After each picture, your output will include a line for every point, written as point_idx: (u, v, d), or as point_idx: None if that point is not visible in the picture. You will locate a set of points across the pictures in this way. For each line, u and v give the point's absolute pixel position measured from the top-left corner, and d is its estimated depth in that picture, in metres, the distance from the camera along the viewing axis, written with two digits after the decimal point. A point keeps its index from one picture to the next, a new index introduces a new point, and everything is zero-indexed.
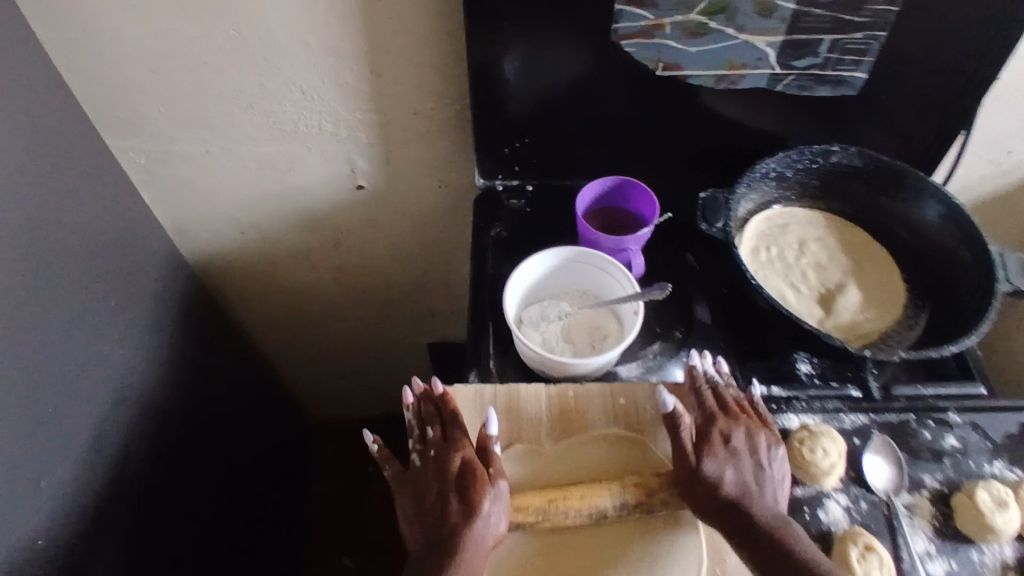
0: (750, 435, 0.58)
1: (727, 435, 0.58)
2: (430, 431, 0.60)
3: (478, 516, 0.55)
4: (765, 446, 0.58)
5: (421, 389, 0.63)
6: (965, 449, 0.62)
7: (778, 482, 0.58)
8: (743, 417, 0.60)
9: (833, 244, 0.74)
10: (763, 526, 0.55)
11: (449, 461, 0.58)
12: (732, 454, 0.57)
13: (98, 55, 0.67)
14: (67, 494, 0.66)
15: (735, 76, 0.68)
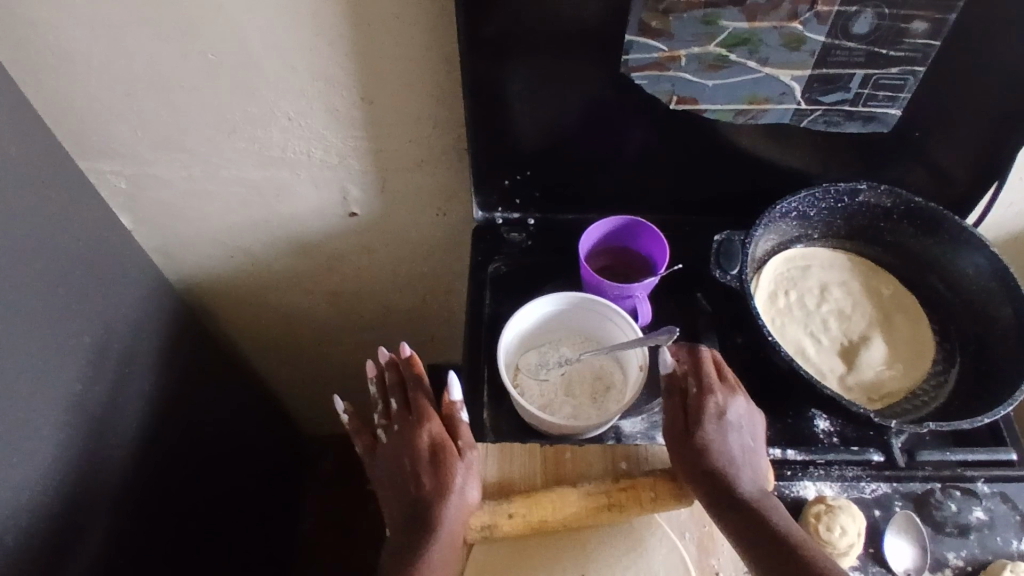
0: (735, 404, 0.58)
1: (722, 406, 0.57)
2: (395, 402, 0.62)
3: (451, 489, 0.57)
4: (744, 413, 0.58)
5: (387, 358, 0.64)
6: (993, 524, 0.57)
7: (756, 449, 0.58)
8: (735, 387, 0.59)
9: (856, 289, 0.69)
10: (745, 498, 0.55)
11: (417, 434, 0.59)
12: (719, 425, 0.57)
13: (69, 77, 0.63)
14: (38, 546, 0.62)
15: (756, 111, 0.63)
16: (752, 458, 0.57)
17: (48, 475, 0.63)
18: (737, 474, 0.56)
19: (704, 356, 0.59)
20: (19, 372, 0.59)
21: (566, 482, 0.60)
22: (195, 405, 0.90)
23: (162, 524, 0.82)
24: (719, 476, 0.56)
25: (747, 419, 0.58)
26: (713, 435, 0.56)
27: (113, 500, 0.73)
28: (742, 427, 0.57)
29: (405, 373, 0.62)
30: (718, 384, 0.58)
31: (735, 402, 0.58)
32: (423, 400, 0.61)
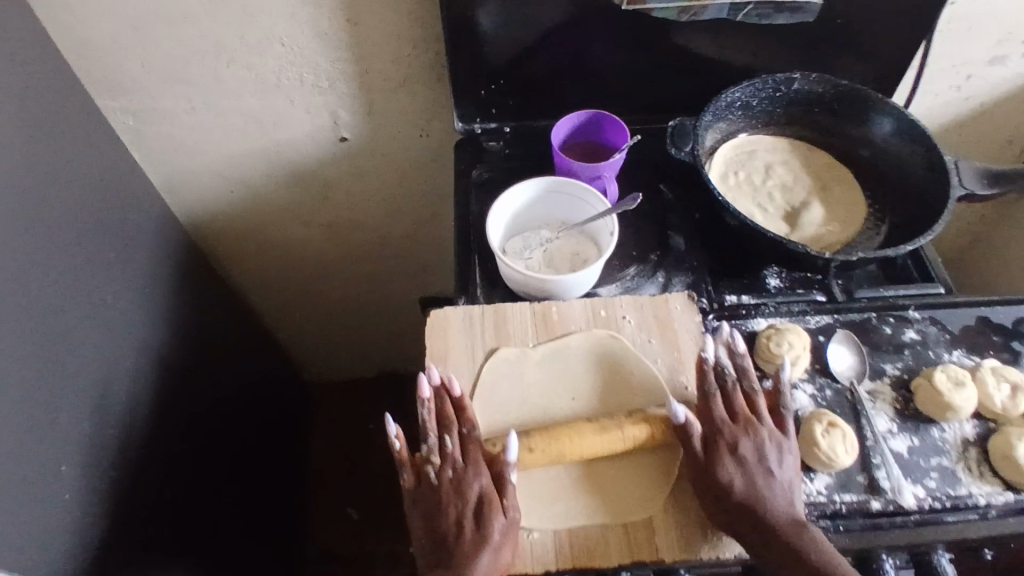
0: (755, 441, 0.57)
1: (735, 443, 0.57)
2: (447, 442, 0.58)
3: (487, 544, 0.53)
4: (772, 448, 0.57)
5: (438, 384, 0.60)
6: (925, 341, 0.66)
7: (794, 484, 0.56)
8: (755, 422, 0.58)
9: (797, 166, 0.78)
10: (781, 534, 0.53)
11: (463, 483, 0.56)
12: (739, 464, 0.56)
13: (80, 15, 0.70)
14: (81, 441, 0.70)
15: (697, 8, 0.71)
16: (789, 493, 0.55)
17: (79, 376, 0.70)
18: (775, 510, 0.54)
19: (713, 395, 0.59)
20: (42, 283, 0.66)
21: (554, 334, 0.66)
22: (205, 338, 0.98)
23: (184, 441, 0.90)
24: (752, 512, 0.54)
25: (780, 454, 0.57)
26: (737, 474, 0.55)
27: (135, 413, 0.80)
28: (773, 463, 0.56)
29: (455, 416, 0.59)
30: (736, 426, 0.58)
31: (756, 443, 0.57)
32: (473, 449, 0.58)
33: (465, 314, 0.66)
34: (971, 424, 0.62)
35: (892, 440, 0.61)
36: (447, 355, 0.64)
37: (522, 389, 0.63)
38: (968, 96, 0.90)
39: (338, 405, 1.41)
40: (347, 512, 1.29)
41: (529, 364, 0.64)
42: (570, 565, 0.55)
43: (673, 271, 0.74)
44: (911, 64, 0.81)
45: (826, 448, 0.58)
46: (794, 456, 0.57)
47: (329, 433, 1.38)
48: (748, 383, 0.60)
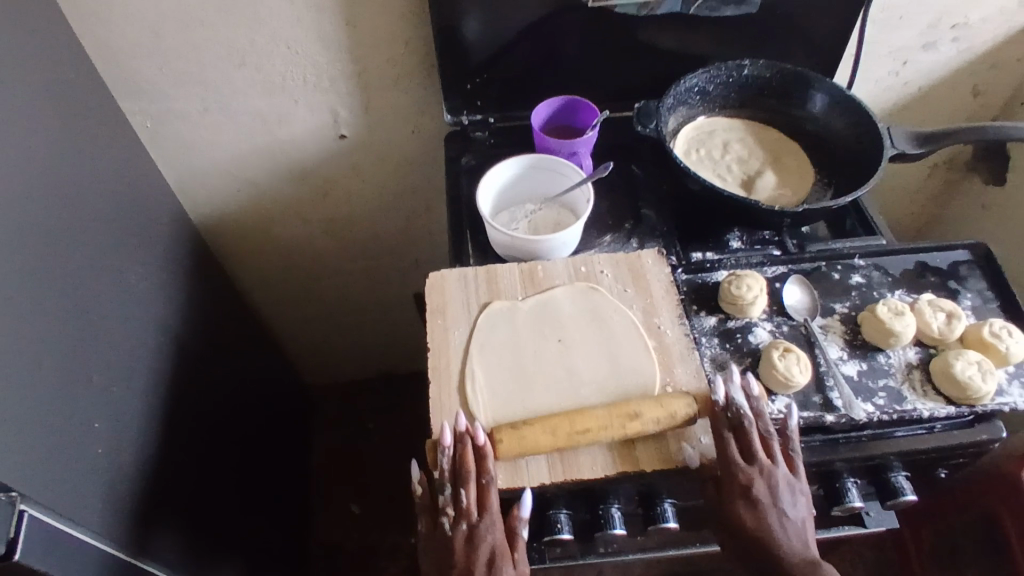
0: (769, 485, 0.61)
1: (749, 488, 0.60)
2: (464, 496, 0.61)
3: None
4: (784, 491, 0.61)
5: (462, 433, 0.62)
6: (869, 284, 0.74)
7: (803, 520, 0.61)
8: (767, 464, 0.61)
9: (751, 142, 0.87)
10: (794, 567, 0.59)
11: (479, 535, 0.60)
12: (754, 509, 0.60)
13: (109, 24, 0.78)
14: (117, 406, 0.77)
15: (654, 3, 0.80)
16: (799, 532, 0.61)
17: (110, 346, 0.77)
18: (785, 549, 0.60)
19: (728, 443, 0.61)
20: (75, 256, 0.72)
21: (540, 288, 0.73)
22: (215, 332, 1.04)
23: (199, 423, 0.96)
24: (770, 550, 0.60)
25: (790, 496, 0.61)
26: (751, 515, 0.60)
27: (158, 389, 0.86)
28: (787, 505, 0.61)
29: (475, 465, 0.61)
30: (751, 473, 0.61)
31: (769, 486, 0.60)
32: (490, 501, 0.61)
33: (461, 273, 0.73)
34: (913, 350, 0.70)
35: (843, 365, 0.68)
36: (446, 307, 0.71)
37: (514, 336, 0.69)
38: (906, 81, 1.00)
39: (339, 407, 1.47)
40: (350, 508, 1.34)
41: (519, 312, 0.71)
42: (563, 478, 0.61)
43: (646, 237, 0.82)
44: (850, 50, 0.91)
45: (782, 368, 0.65)
46: (805, 497, 0.62)
47: (330, 433, 1.43)
48: (760, 419, 0.63)
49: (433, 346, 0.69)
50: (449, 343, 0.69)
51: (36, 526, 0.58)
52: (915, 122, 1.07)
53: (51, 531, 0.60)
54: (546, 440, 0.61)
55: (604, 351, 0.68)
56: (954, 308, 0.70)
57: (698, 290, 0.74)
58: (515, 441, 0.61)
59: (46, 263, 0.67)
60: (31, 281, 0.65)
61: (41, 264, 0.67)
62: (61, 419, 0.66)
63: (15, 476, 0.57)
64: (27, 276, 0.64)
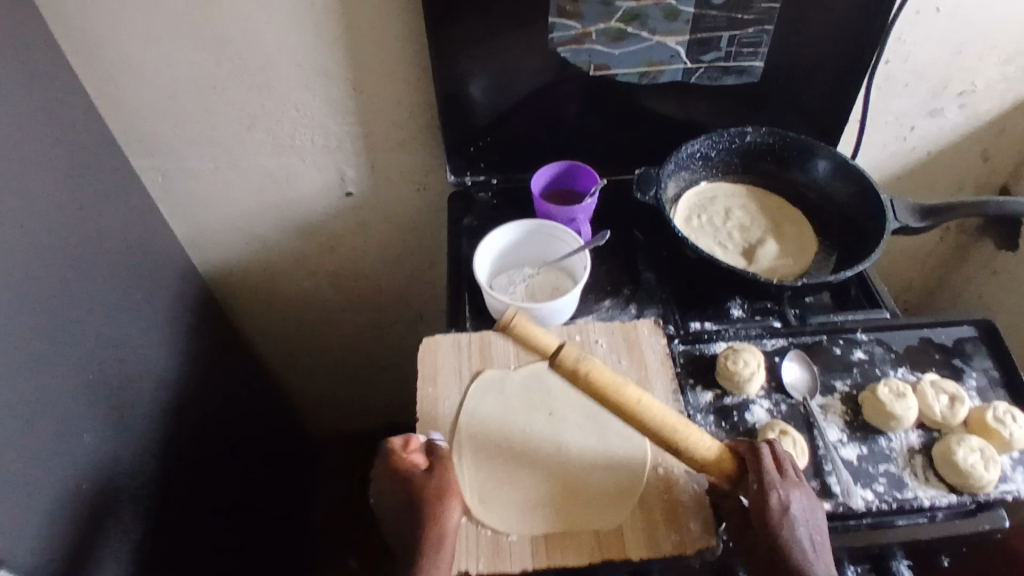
0: (799, 496, 0.57)
1: (785, 501, 0.56)
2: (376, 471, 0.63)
3: (425, 495, 0.60)
4: (809, 506, 0.57)
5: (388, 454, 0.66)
6: (871, 360, 0.73)
7: (823, 535, 0.57)
8: (795, 477, 0.58)
9: (753, 209, 0.87)
10: None
11: (393, 479, 0.62)
12: (787, 520, 0.55)
13: (123, 87, 0.81)
14: (104, 465, 0.77)
15: (655, 72, 0.82)
16: (821, 547, 0.56)
17: (103, 404, 0.77)
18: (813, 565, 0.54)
19: (762, 450, 0.58)
20: (73, 311, 0.73)
21: (534, 356, 0.72)
22: (217, 381, 1.05)
23: (193, 478, 0.95)
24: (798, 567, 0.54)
25: (811, 508, 0.57)
26: (782, 529, 0.55)
27: (150, 442, 0.86)
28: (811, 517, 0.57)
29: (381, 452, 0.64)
30: (777, 485, 0.56)
31: (796, 501, 0.56)
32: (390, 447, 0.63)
33: (454, 339, 0.73)
34: (915, 433, 0.68)
35: (843, 448, 0.66)
36: (437, 374, 0.71)
37: (505, 406, 0.69)
38: (913, 146, 1.00)
39: (341, 456, 1.45)
40: (347, 562, 1.31)
41: (513, 383, 0.70)
42: (547, 564, 0.60)
43: (645, 304, 0.81)
44: (854, 116, 0.91)
45: None
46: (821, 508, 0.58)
47: (331, 482, 1.42)
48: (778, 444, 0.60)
49: (421, 416, 0.68)
50: (437, 411, 0.68)
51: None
52: (927, 194, 1.07)
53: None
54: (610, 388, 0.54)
55: (593, 424, 0.68)
56: (957, 390, 0.69)
57: (694, 362, 0.73)
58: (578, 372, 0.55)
59: (42, 321, 0.68)
60: (24, 341, 0.66)
61: (37, 324, 0.68)
62: (38, 481, 0.66)
63: None
64: (22, 337, 0.65)
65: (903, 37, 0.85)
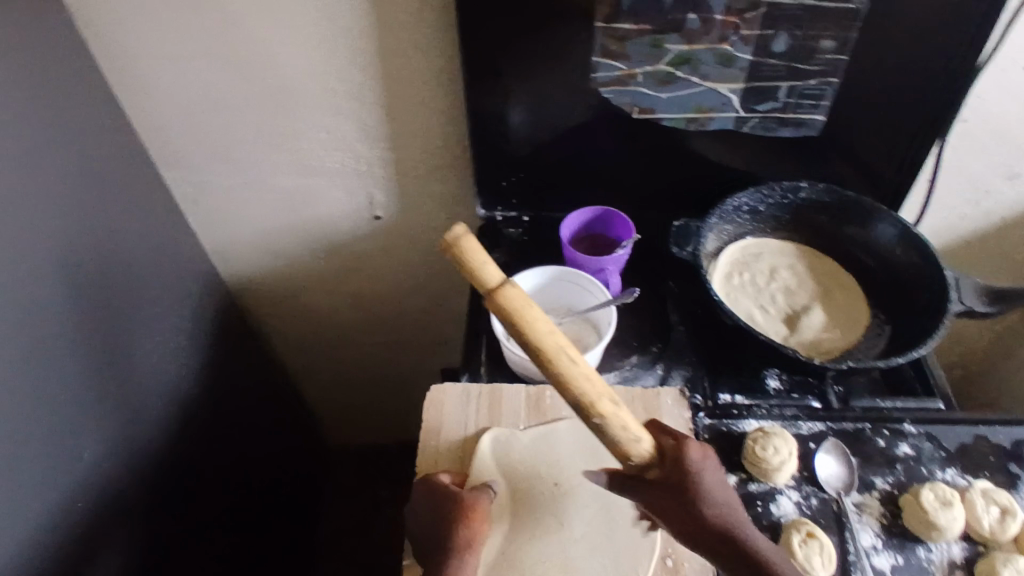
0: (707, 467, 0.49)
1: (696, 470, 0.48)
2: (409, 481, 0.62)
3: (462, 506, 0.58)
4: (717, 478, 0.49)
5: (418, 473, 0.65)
6: (918, 457, 0.66)
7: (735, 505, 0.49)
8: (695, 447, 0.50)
9: (802, 271, 0.80)
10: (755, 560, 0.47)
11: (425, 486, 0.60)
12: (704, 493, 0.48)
13: (156, 99, 0.80)
14: (121, 479, 0.76)
15: (704, 119, 0.76)
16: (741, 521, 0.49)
17: (124, 418, 0.76)
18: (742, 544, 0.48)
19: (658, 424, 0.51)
20: (97, 326, 0.72)
21: (547, 417, 0.68)
22: (238, 392, 1.03)
23: (208, 488, 0.94)
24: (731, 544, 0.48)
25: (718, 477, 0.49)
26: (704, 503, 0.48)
27: (167, 459, 0.85)
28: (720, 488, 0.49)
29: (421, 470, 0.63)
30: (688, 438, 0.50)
31: (711, 461, 0.49)
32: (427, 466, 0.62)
33: (463, 391, 0.69)
34: (959, 545, 0.61)
35: (875, 556, 0.61)
36: (440, 427, 0.67)
37: (510, 470, 0.64)
38: (987, 211, 0.91)
39: (357, 469, 1.44)
40: None
41: (519, 444, 0.66)
42: None
43: (672, 364, 0.74)
44: (921, 177, 0.83)
45: (802, 557, 0.58)
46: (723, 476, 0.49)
47: (344, 496, 1.40)
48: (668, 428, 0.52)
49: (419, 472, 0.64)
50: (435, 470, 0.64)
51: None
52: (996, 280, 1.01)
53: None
54: (551, 335, 0.40)
55: (599, 500, 0.63)
56: (1012, 503, 0.62)
57: (720, 441, 0.67)
58: (519, 314, 0.39)
59: (67, 336, 0.68)
60: (52, 358, 0.65)
61: (65, 342, 0.67)
62: (47, 500, 0.65)
63: None
64: (49, 353, 0.65)
65: (984, 95, 0.77)
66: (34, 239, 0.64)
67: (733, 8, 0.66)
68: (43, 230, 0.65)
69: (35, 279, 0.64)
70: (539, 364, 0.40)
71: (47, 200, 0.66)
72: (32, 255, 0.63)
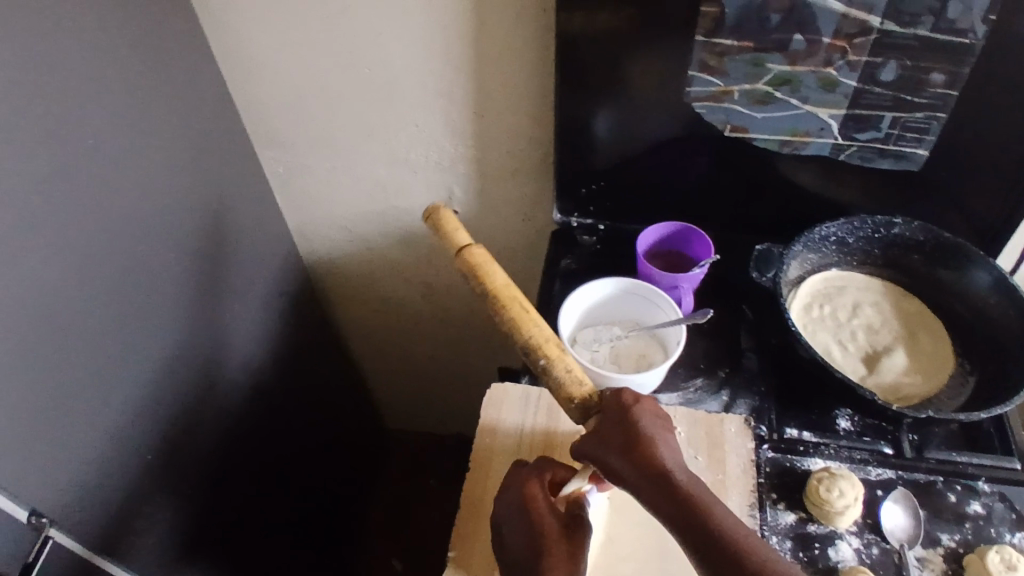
0: (641, 408, 0.47)
1: (624, 406, 0.47)
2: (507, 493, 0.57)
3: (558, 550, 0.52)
4: (652, 421, 0.47)
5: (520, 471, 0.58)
6: (989, 517, 0.62)
7: (673, 447, 0.46)
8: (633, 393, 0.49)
9: (887, 310, 0.77)
10: (676, 490, 0.43)
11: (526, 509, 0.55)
12: (624, 422, 0.46)
13: (258, 79, 0.83)
14: (187, 437, 0.80)
15: (799, 143, 0.74)
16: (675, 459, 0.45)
17: (195, 380, 0.80)
18: (666, 473, 0.44)
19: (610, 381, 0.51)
20: (181, 291, 0.76)
21: None
22: (302, 368, 1.07)
23: (265, 455, 0.98)
24: (654, 474, 0.44)
25: (656, 422, 0.47)
26: (625, 429, 0.46)
27: (230, 424, 0.89)
28: (653, 425, 0.46)
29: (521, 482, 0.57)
30: (629, 389, 0.49)
31: (645, 405, 0.47)
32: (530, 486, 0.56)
33: (524, 394, 0.69)
34: None
35: None
36: (498, 427, 0.67)
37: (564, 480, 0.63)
38: None
39: (407, 456, 1.46)
40: (392, 563, 1.31)
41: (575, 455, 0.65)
42: None
43: (739, 392, 0.72)
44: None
45: None
46: (659, 418, 0.47)
47: (392, 480, 1.43)
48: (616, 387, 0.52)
49: (474, 468, 0.64)
50: (490, 470, 0.64)
51: (53, 552, 0.61)
52: None
53: (64, 561, 0.62)
54: (503, 281, 0.54)
55: (651, 522, 0.61)
56: None
57: (783, 476, 0.65)
58: (479, 262, 0.55)
59: (153, 297, 0.72)
60: (138, 316, 0.70)
61: (152, 302, 0.72)
62: (123, 448, 0.69)
63: (55, 503, 0.61)
64: (136, 311, 0.69)
65: None
66: (134, 205, 0.68)
67: (843, 32, 0.64)
68: (143, 197, 0.69)
69: (132, 241, 0.68)
70: (496, 306, 0.53)
71: (148, 169, 0.70)
72: (131, 219, 0.68)
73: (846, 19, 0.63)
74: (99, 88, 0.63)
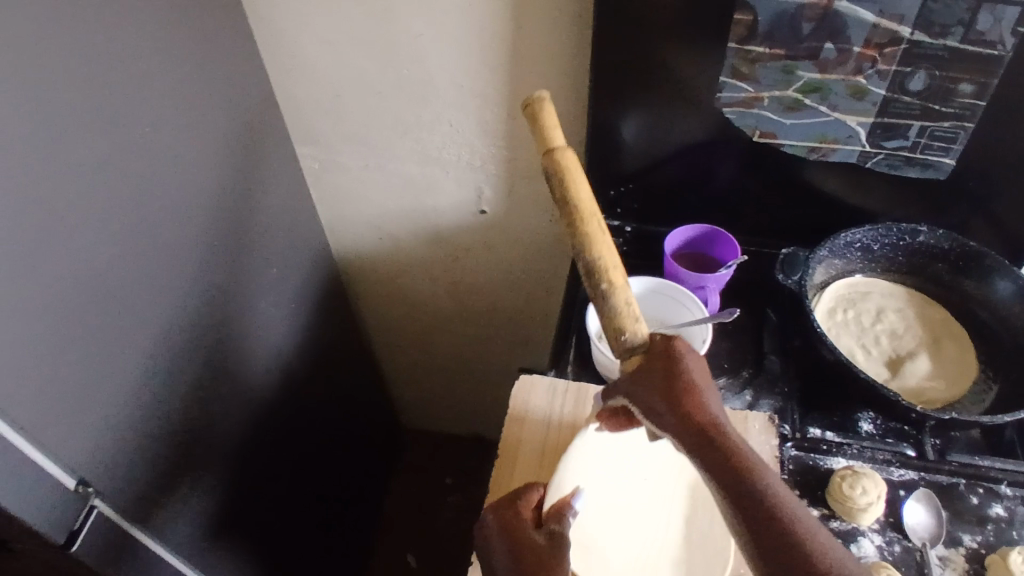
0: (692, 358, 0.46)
1: (675, 353, 0.46)
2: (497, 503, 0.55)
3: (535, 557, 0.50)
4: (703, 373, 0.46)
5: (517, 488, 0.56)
6: (1012, 520, 0.63)
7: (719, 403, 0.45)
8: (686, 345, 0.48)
9: (911, 316, 0.78)
10: (719, 443, 0.42)
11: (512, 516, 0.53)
12: (674, 368, 0.45)
13: (299, 78, 0.86)
14: (219, 420, 0.82)
15: (826, 149, 0.75)
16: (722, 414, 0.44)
17: (229, 365, 0.83)
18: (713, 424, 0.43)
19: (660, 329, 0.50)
20: (219, 278, 0.79)
21: None
22: (329, 360, 1.09)
23: (291, 444, 1.00)
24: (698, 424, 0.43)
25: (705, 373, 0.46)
26: (674, 375, 0.45)
27: (259, 410, 0.91)
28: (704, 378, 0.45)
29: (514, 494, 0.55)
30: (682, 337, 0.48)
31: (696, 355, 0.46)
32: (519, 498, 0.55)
33: (550, 386, 0.70)
34: None
35: None
36: (525, 416, 0.69)
37: None
38: None
39: (425, 454, 1.48)
40: (408, 559, 1.33)
41: None
42: None
43: (762, 392, 0.74)
44: None
45: None
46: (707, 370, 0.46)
47: (410, 477, 1.44)
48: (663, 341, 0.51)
49: (503, 454, 0.66)
50: (518, 456, 0.66)
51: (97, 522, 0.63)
52: None
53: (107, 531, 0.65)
54: (589, 198, 0.51)
55: None
56: None
57: (806, 474, 0.67)
58: (570, 169, 0.51)
59: (193, 282, 0.75)
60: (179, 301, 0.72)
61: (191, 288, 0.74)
62: (160, 427, 0.71)
63: (100, 475, 0.63)
64: (177, 295, 0.72)
65: None
66: (180, 193, 0.71)
67: (873, 41, 0.66)
68: (188, 186, 0.72)
69: (177, 227, 0.71)
70: (574, 220, 0.50)
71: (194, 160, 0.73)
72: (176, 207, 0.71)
73: (876, 29, 0.65)
74: (153, 81, 0.66)
